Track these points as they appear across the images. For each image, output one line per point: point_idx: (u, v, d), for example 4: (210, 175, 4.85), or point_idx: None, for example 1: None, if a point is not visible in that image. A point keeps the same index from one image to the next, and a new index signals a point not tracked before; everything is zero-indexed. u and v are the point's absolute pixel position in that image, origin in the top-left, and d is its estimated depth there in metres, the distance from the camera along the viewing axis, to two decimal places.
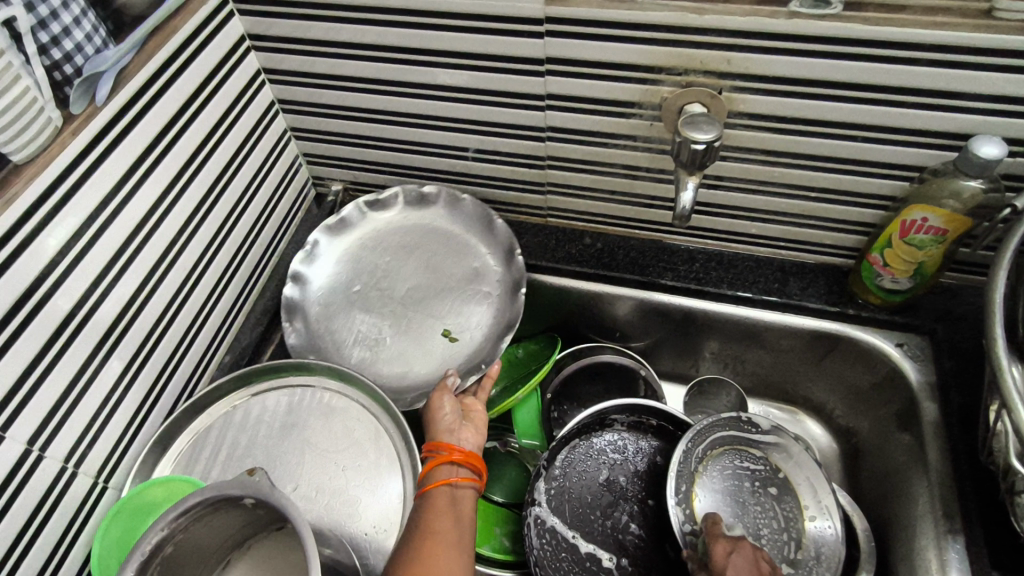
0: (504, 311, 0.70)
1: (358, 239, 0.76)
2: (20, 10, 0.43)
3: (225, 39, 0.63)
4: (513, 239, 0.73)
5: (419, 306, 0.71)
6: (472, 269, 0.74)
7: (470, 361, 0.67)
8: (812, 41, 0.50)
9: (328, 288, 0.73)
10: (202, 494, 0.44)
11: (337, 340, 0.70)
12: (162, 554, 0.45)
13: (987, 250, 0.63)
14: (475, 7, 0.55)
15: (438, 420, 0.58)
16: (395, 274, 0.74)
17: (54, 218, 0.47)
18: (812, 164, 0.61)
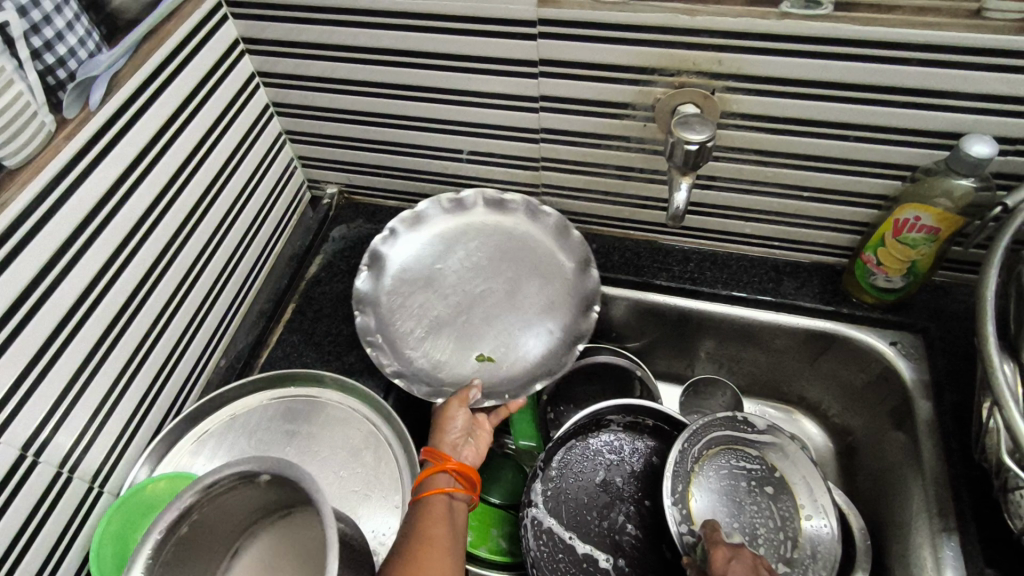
0: (550, 360, 0.65)
1: (461, 223, 0.74)
2: (11, 16, 0.43)
3: (219, 43, 0.63)
4: (598, 294, 0.67)
5: (479, 315, 0.68)
6: (548, 298, 0.69)
7: (493, 387, 0.64)
8: (803, 41, 0.51)
9: (399, 257, 0.72)
10: (228, 467, 0.45)
11: (398, 304, 0.69)
12: (180, 533, 0.45)
13: (979, 248, 0.64)
14: (468, 9, 0.55)
15: (445, 431, 0.57)
16: (475, 275, 0.71)
17: (50, 221, 0.47)
18: (805, 163, 0.61)
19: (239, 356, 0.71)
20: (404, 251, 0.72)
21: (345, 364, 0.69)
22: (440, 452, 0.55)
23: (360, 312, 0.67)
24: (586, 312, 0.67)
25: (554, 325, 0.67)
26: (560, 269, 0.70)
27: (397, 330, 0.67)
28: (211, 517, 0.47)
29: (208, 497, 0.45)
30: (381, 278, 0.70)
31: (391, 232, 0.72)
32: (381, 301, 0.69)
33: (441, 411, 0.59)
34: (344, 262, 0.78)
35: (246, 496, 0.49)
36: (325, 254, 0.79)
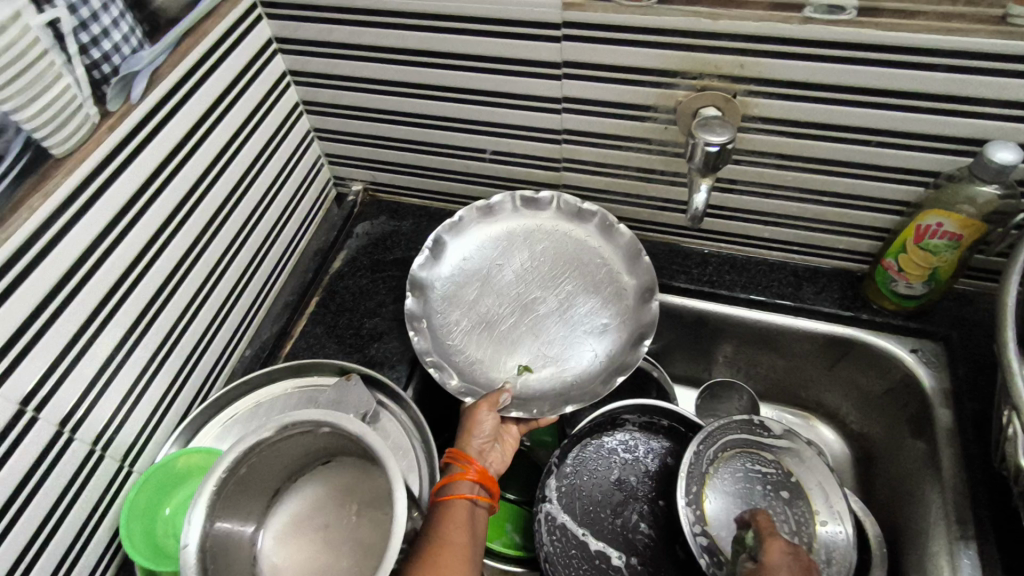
0: (587, 384, 0.64)
1: (535, 220, 0.73)
2: (63, 13, 0.45)
3: (254, 41, 0.65)
4: (650, 329, 0.64)
5: (528, 322, 0.68)
6: (602, 321, 0.68)
7: (525, 396, 0.64)
8: (825, 46, 0.51)
9: (458, 248, 0.72)
10: (284, 419, 0.49)
11: (452, 293, 0.70)
12: (237, 474, 0.49)
13: (1003, 256, 0.63)
14: (494, 12, 0.57)
15: (472, 435, 0.58)
16: (534, 280, 0.70)
17: (91, 210, 0.49)
18: (826, 168, 0.61)
19: (265, 346, 0.73)
20: (464, 245, 0.72)
21: (365, 357, 0.71)
22: (462, 456, 0.55)
23: (412, 297, 0.67)
24: (635, 345, 0.64)
25: (599, 350, 0.66)
26: (622, 294, 0.68)
27: (445, 318, 0.68)
28: (253, 478, 0.51)
29: (261, 448, 0.50)
30: (439, 267, 0.70)
31: (457, 220, 0.71)
32: (434, 289, 0.69)
33: (469, 413, 0.60)
34: (368, 258, 0.80)
35: (284, 453, 0.53)
36: (349, 250, 0.81)
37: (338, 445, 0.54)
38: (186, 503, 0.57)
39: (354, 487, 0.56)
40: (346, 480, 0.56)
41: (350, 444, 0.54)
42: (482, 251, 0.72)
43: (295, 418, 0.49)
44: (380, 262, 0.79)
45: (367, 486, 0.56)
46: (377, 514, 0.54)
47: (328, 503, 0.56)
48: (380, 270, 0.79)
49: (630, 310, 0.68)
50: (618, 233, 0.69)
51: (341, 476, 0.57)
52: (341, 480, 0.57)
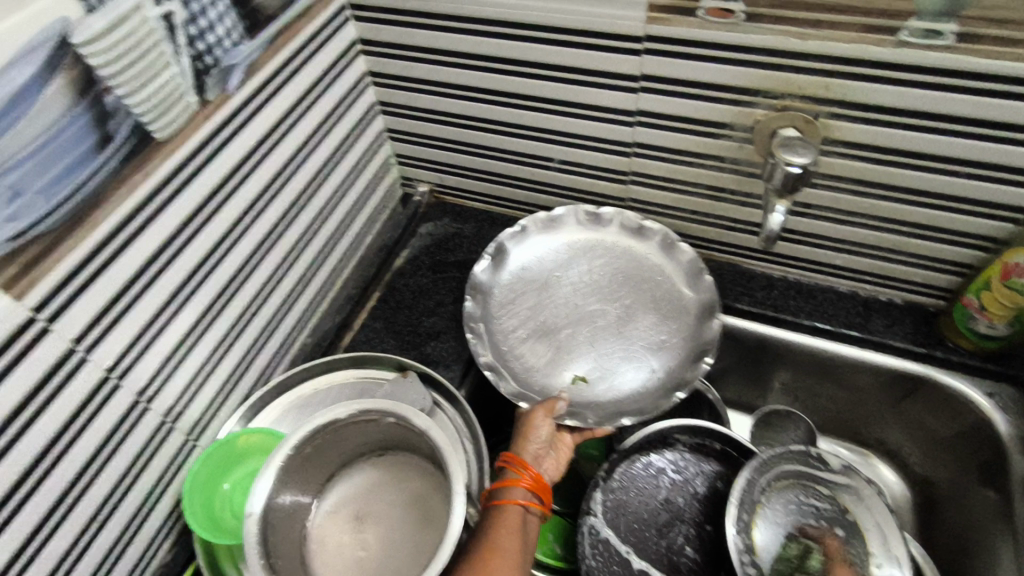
0: (644, 398, 0.64)
1: (596, 236, 0.73)
2: (176, 7, 0.47)
3: (340, 41, 0.68)
4: (712, 346, 0.64)
5: (585, 333, 0.68)
6: (661, 336, 0.67)
7: (580, 405, 0.64)
8: (918, 70, 0.50)
9: (518, 256, 0.72)
10: (351, 406, 0.52)
11: (509, 300, 0.70)
12: (302, 453, 0.51)
13: None
14: (576, 23, 0.58)
15: (528, 440, 0.58)
16: (592, 293, 0.70)
17: (182, 194, 0.52)
18: (909, 198, 0.59)
19: (326, 336, 0.75)
20: (525, 253, 0.72)
21: (422, 354, 0.72)
22: (518, 462, 0.55)
23: (471, 300, 0.68)
24: (695, 362, 0.64)
25: (657, 364, 0.66)
26: (682, 309, 0.68)
27: (503, 324, 0.69)
28: (312, 461, 0.53)
29: (326, 431, 0.52)
30: (499, 271, 0.71)
31: (521, 230, 0.72)
32: (492, 294, 0.70)
33: (526, 419, 0.60)
34: (429, 258, 0.82)
35: (343, 441, 0.55)
36: (412, 249, 0.83)
37: (395, 437, 0.56)
38: (245, 479, 0.59)
39: (406, 482, 0.57)
40: (398, 475, 0.57)
41: (407, 438, 0.55)
42: (543, 261, 0.72)
43: (363, 406, 0.52)
44: (440, 262, 0.81)
45: (418, 481, 0.57)
46: (427, 510, 0.55)
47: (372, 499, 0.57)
48: (440, 271, 0.80)
49: (689, 326, 0.67)
50: (678, 251, 0.69)
51: (389, 470, 0.58)
52: (387, 476, 0.58)
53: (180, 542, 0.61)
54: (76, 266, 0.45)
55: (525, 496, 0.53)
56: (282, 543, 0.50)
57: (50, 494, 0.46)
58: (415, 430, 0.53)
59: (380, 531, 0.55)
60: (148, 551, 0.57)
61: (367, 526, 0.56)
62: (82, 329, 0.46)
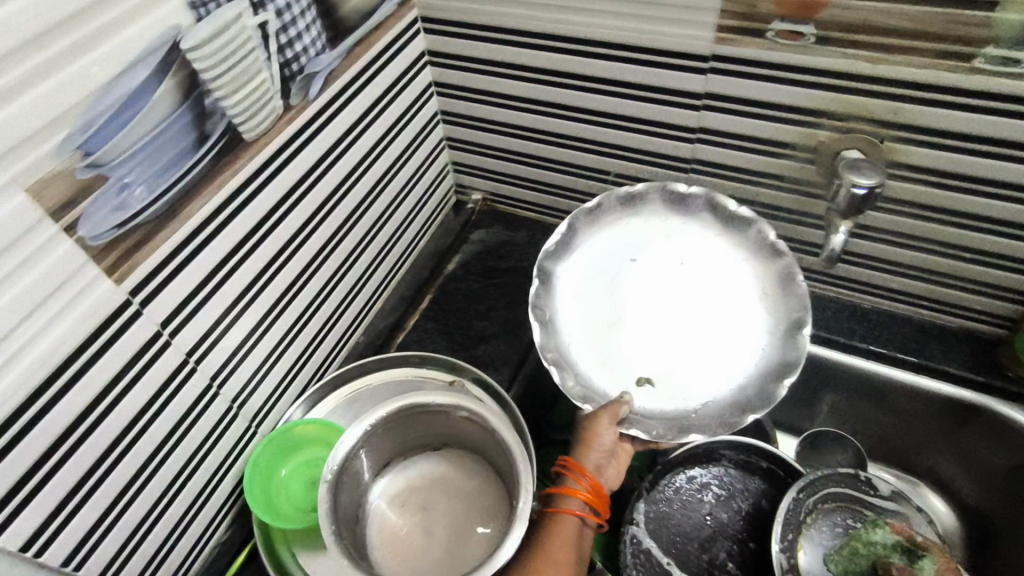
0: (712, 412, 0.62)
1: (681, 219, 0.69)
2: (271, 17, 0.50)
3: (411, 52, 0.71)
4: (795, 367, 0.61)
5: (654, 334, 0.66)
6: (736, 343, 0.65)
7: (643, 412, 0.63)
8: (990, 97, 0.50)
9: (592, 237, 0.70)
10: (424, 398, 0.59)
11: (579, 289, 0.68)
12: (376, 433, 0.59)
13: None
14: (644, 41, 0.59)
15: (591, 448, 0.58)
16: (669, 283, 0.68)
17: (261, 193, 0.55)
18: (974, 223, 0.58)
19: (380, 334, 0.77)
20: (599, 234, 0.70)
21: (472, 356, 0.74)
22: (576, 468, 0.57)
23: (538, 282, 0.67)
24: (774, 381, 0.62)
25: (730, 381, 0.63)
26: (767, 321, 0.65)
27: (566, 314, 0.67)
28: (381, 444, 0.61)
29: (398, 417, 0.60)
30: (567, 256, 0.69)
31: (596, 207, 0.69)
32: (560, 280, 0.68)
33: (589, 422, 0.59)
34: (480, 263, 0.84)
35: (411, 430, 0.62)
36: (464, 254, 0.85)
37: (459, 434, 0.63)
38: (302, 467, 0.62)
39: (462, 478, 0.64)
40: (455, 470, 0.64)
41: (471, 436, 0.62)
42: (612, 244, 0.70)
43: (434, 399, 0.59)
44: (491, 269, 0.83)
45: (474, 479, 0.63)
46: (477, 507, 0.62)
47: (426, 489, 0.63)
48: (491, 277, 0.82)
49: (774, 342, 0.64)
50: (778, 257, 0.65)
51: (447, 465, 0.65)
52: (443, 470, 0.64)
53: (236, 524, 0.63)
54: (168, 255, 0.48)
55: (581, 507, 0.56)
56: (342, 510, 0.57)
57: (128, 469, 0.49)
58: (483, 427, 0.59)
59: (433, 520, 0.61)
60: (208, 529, 0.60)
61: (420, 512, 0.62)
62: (169, 314, 0.49)
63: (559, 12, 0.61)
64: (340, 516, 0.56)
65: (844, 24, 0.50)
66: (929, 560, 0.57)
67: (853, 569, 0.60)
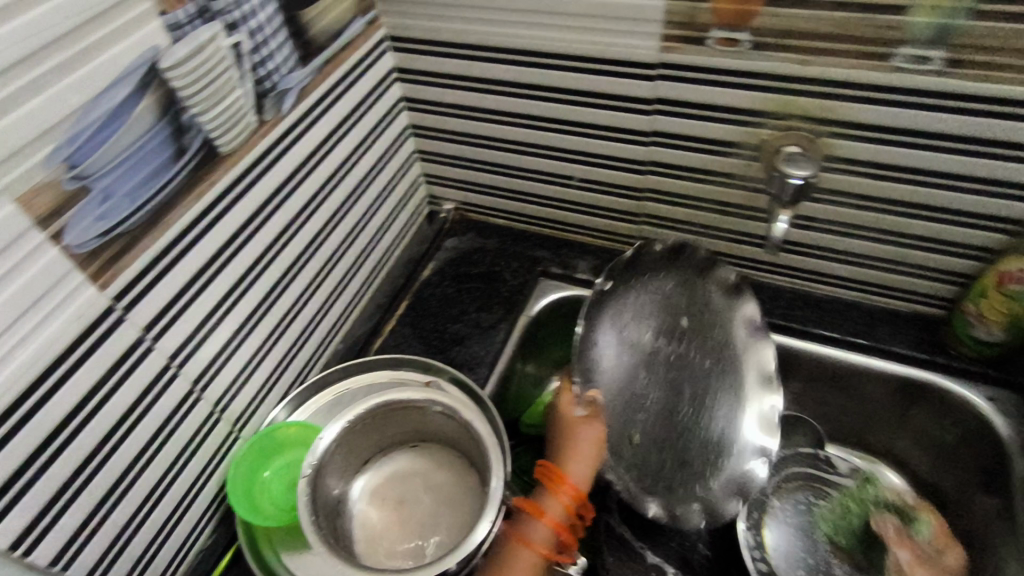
0: (664, 480, 0.68)
1: (718, 308, 0.71)
2: (244, 37, 0.54)
3: (379, 69, 0.74)
4: (722, 520, 0.65)
5: (657, 402, 0.69)
6: (700, 443, 0.68)
7: (622, 459, 0.68)
8: (911, 92, 0.54)
9: (661, 283, 0.72)
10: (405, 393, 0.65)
11: (630, 313, 0.71)
12: (354, 429, 0.65)
13: None
14: (597, 51, 0.63)
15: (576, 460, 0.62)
16: (690, 362, 0.70)
17: (239, 203, 0.58)
18: (907, 210, 0.63)
19: (358, 340, 0.80)
20: (663, 281, 0.72)
21: (448, 358, 0.77)
22: (557, 479, 0.60)
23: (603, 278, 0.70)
24: (710, 513, 0.66)
25: (683, 480, 0.67)
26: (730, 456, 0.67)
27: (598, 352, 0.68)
28: (357, 439, 0.66)
29: (376, 414, 0.66)
30: (625, 276, 0.71)
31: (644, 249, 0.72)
32: (619, 294, 0.71)
33: (580, 424, 0.64)
34: (454, 269, 0.87)
35: (386, 427, 0.68)
36: (438, 261, 0.88)
37: (432, 428, 0.68)
38: (282, 470, 0.64)
39: (437, 469, 0.68)
40: (430, 463, 0.69)
41: (446, 427, 0.67)
42: (643, 304, 0.71)
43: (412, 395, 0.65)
44: (464, 274, 0.86)
45: (448, 470, 0.68)
46: (451, 497, 0.66)
47: (391, 491, 0.68)
48: (464, 282, 0.85)
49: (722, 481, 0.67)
50: (770, 389, 0.67)
51: (414, 466, 0.69)
52: (409, 471, 0.69)
53: (221, 527, 0.65)
54: (149, 264, 0.50)
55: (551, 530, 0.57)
56: (321, 503, 0.61)
57: (113, 471, 0.51)
58: (453, 420, 0.65)
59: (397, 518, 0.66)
60: (192, 533, 0.62)
61: (387, 511, 0.66)
62: (151, 321, 0.52)
63: (517, 27, 0.65)
64: (319, 505, 0.61)
65: (775, 31, 0.55)
66: (922, 524, 0.62)
67: (841, 522, 0.66)
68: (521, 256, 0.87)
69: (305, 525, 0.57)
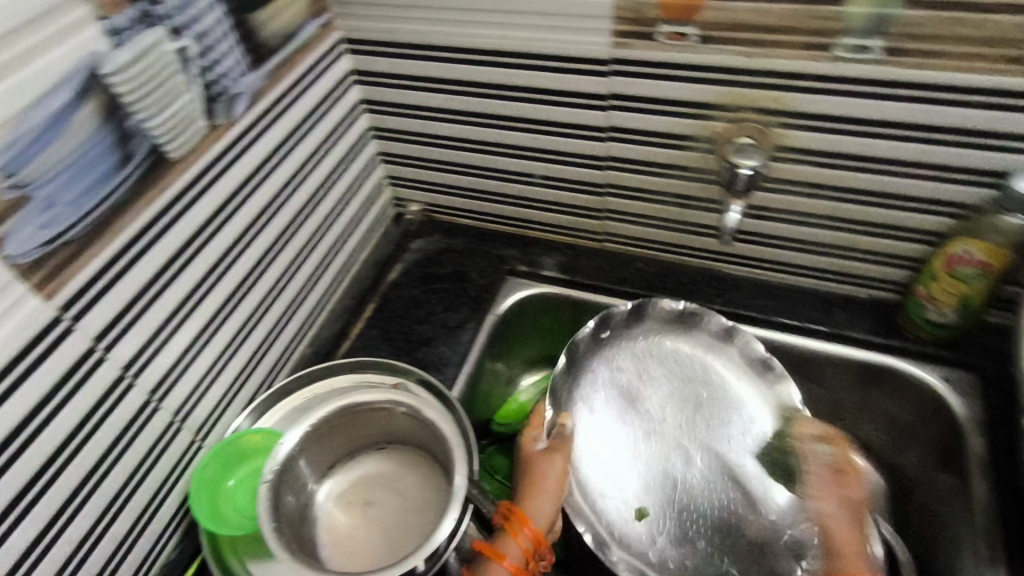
0: (672, 557, 0.68)
1: (759, 388, 0.74)
2: (190, 41, 0.53)
3: (336, 72, 0.74)
4: None
5: (656, 464, 0.73)
6: (711, 516, 0.70)
7: (622, 537, 0.68)
8: (854, 81, 0.55)
9: (674, 347, 0.77)
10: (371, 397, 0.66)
11: (637, 376, 0.77)
12: (320, 431, 0.66)
13: (1015, 286, 0.65)
14: (550, 48, 0.64)
15: (537, 497, 0.61)
16: (703, 430, 0.74)
17: (192, 210, 0.57)
18: (857, 198, 0.64)
19: (324, 344, 0.79)
20: (674, 346, 0.77)
21: (415, 359, 0.77)
22: (521, 521, 0.57)
23: (596, 323, 0.75)
24: None
25: (691, 556, 0.68)
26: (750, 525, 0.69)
27: (581, 402, 0.75)
28: (323, 442, 0.67)
29: (343, 414, 0.66)
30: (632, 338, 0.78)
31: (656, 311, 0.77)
32: (621, 354, 0.78)
33: (545, 458, 0.64)
34: (421, 271, 0.87)
35: (353, 431, 0.69)
36: (405, 263, 0.88)
37: (400, 430, 0.69)
38: (248, 476, 0.63)
39: (403, 471, 0.69)
40: (396, 465, 0.70)
41: (412, 428, 0.68)
42: (650, 367, 0.77)
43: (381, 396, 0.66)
44: (431, 275, 0.86)
45: (414, 472, 0.69)
46: (417, 499, 0.67)
47: (356, 496, 0.68)
48: (430, 283, 0.85)
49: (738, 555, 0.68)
50: None
51: (380, 471, 0.70)
52: (375, 476, 0.69)
53: (186, 538, 0.64)
54: (97, 273, 0.49)
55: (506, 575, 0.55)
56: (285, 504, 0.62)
57: (68, 483, 0.50)
58: (420, 420, 0.66)
59: (361, 523, 0.66)
60: (157, 544, 0.61)
61: (352, 515, 0.67)
62: (101, 330, 0.51)
63: (471, 27, 0.66)
64: (283, 508, 0.61)
65: (720, 24, 0.56)
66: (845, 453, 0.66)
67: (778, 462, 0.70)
68: (487, 255, 0.87)
69: (267, 533, 0.56)
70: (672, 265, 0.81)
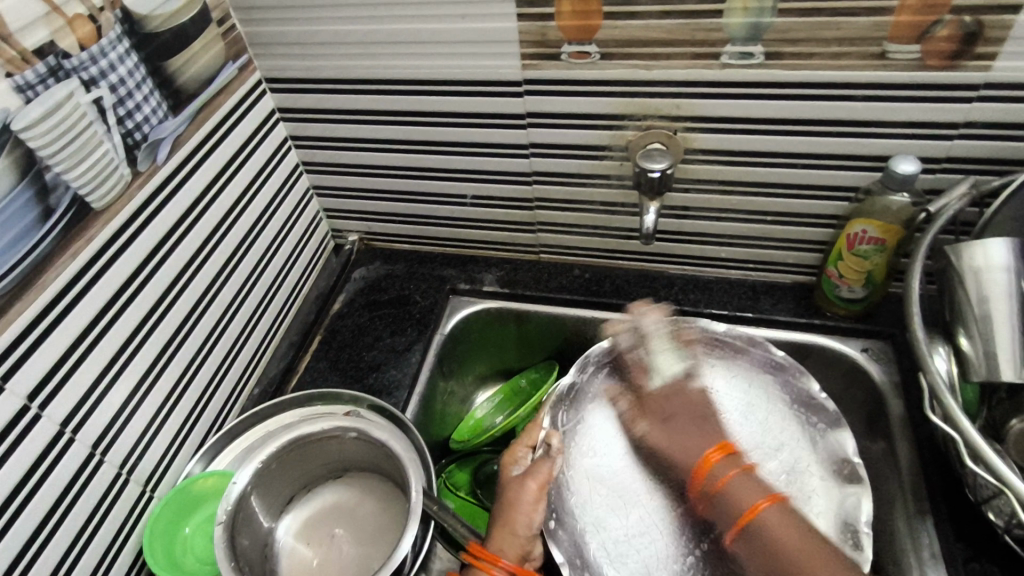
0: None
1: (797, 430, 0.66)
2: (104, 92, 0.54)
3: (259, 112, 0.75)
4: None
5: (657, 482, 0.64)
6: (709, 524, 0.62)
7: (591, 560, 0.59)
8: (743, 85, 0.61)
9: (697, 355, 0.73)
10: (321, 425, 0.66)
11: None
12: (273, 463, 0.66)
13: (904, 258, 0.71)
14: (465, 75, 0.67)
15: (510, 532, 0.56)
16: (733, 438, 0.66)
17: (120, 257, 0.57)
18: (763, 191, 0.69)
19: (272, 382, 0.79)
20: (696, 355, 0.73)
21: (365, 385, 0.77)
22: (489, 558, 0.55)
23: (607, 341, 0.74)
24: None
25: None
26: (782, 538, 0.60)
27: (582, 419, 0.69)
28: (275, 476, 0.67)
29: (295, 445, 0.67)
30: None
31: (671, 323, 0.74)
32: None
33: (516, 483, 0.59)
34: (365, 298, 0.88)
35: (303, 463, 0.69)
36: (348, 293, 0.89)
37: (353, 457, 0.70)
38: (205, 523, 0.63)
39: (364, 498, 0.70)
40: (356, 493, 0.70)
41: (364, 453, 0.69)
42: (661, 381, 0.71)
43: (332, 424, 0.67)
44: (375, 301, 0.87)
45: (375, 497, 0.70)
46: (375, 526, 0.68)
47: (310, 531, 0.68)
48: (375, 309, 0.86)
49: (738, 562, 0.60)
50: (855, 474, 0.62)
51: (333, 503, 0.70)
52: (328, 508, 0.70)
53: None
54: (25, 329, 0.49)
55: None
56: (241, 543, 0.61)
57: (12, 548, 0.49)
58: (371, 443, 0.67)
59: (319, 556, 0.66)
60: None
61: (309, 550, 0.67)
62: (34, 387, 0.50)
63: (387, 60, 0.68)
64: (239, 547, 0.61)
65: (617, 41, 0.60)
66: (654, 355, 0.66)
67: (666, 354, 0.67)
68: (429, 277, 0.89)
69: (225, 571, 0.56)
70: (606, 270, 0.85)
